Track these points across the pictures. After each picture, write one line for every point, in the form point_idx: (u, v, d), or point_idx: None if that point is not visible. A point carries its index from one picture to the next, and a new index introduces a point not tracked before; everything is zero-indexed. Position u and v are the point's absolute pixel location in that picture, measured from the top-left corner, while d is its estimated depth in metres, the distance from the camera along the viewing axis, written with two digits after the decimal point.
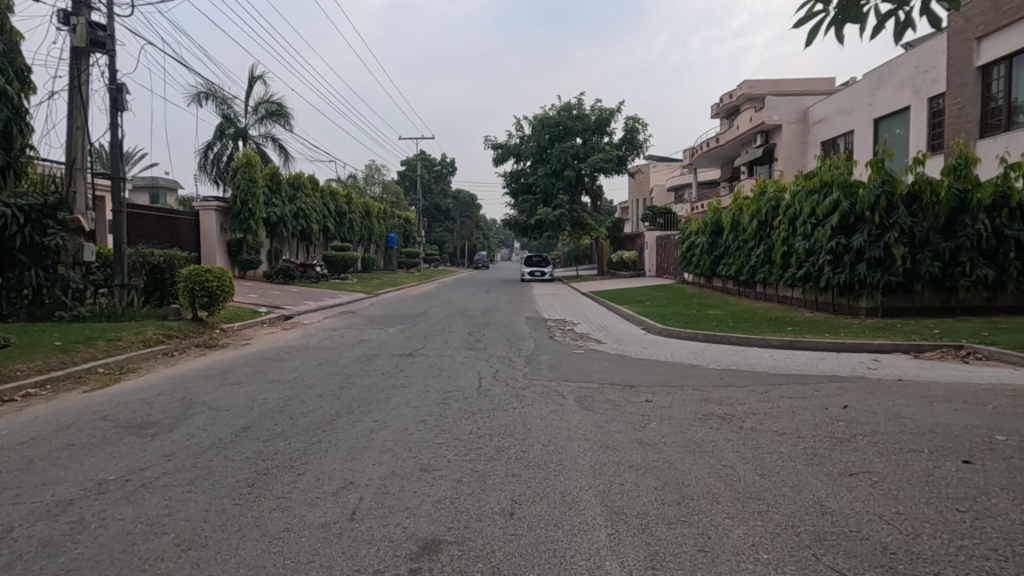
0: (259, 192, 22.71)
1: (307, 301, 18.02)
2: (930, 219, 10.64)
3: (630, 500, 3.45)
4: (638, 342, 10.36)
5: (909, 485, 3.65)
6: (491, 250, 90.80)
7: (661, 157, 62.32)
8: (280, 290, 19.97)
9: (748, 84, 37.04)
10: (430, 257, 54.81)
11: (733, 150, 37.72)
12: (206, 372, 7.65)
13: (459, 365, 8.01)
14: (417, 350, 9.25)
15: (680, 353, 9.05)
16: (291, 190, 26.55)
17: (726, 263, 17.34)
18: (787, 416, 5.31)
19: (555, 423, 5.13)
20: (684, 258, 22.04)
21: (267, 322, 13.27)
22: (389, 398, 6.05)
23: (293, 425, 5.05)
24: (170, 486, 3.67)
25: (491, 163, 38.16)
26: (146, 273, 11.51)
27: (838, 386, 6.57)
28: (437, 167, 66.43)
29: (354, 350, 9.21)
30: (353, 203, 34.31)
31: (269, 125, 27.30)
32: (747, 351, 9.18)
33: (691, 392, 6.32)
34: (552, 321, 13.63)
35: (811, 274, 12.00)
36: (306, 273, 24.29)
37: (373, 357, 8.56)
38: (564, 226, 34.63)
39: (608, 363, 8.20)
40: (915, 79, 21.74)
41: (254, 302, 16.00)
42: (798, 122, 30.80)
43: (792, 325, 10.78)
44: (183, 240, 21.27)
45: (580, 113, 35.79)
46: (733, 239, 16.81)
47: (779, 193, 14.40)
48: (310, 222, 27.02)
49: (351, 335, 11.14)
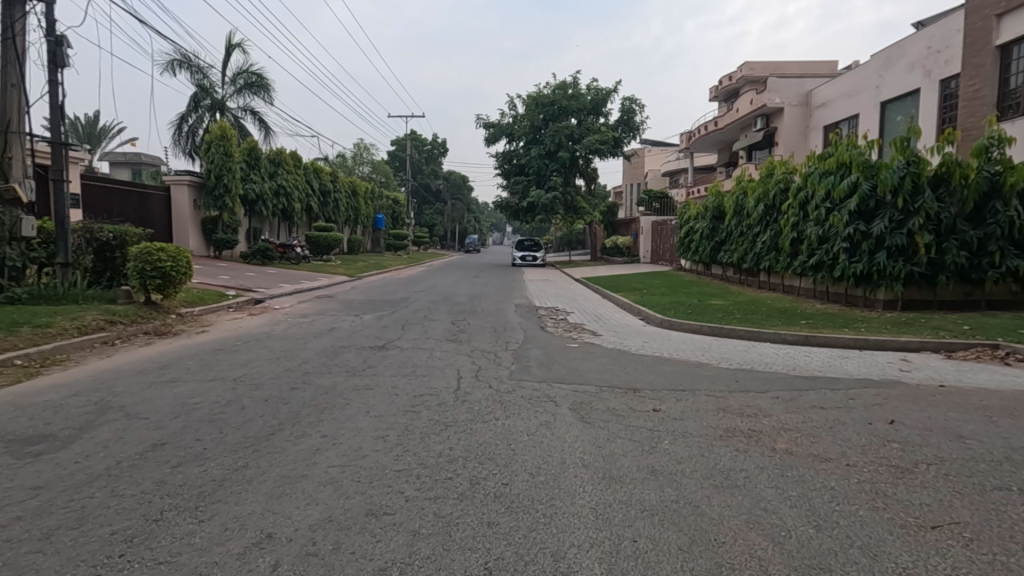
0: (236, 167, 21.39)
1: (283, 283, 16.93)
2: (957, 204, 9.72)
3: (649, 572, 2.52)
4: (637, 335, 9.42)
5: (1016, 547, 2.74)
6: (482, 234, 89.51)
7: (656, 142, 61.30)
8: (256, 271, 18.83)
9: (748, 66, 35.93)
10: (419, 239, 53.53)
11: (731, 134, 36.70)
12: (143, 366, 6.60)
13: (437, 361, 7.04)
14: (393, 341, 8.28)
15: (684, 348, 8.13)
16: (271, 166, 25.22)
17: (727, 250, 16.47)
18: (824, 435, 4.40)
19: (544, 441, 4.18)
20: (682, 244, 21.13)
21: (234, 306, 12.18)
22: (347, 403, 5.06)
23: (218, 442, 4.03)
24: (14, 543, 2.65)
25: (483, 143, 36.89)
26: (93, 251, 10.33)
27: (874, 392, 5.66)
28: (427, 147, 64.82)
29: (321, 342, 8.19)
30: (338, 182, 32.94)
31: (248, 97, 25.87)
32: (759, 347, 8.26)
33: (706, 399, 5.38)
34: (543, 309, 12.66)
35: (824, 263, 11.15)
36: (285, 255, 22.97)
37: (341, 349, 7.57)
38: (558, 209, 33.49)
39: (606, 359, 7.27)
40: (927, 60, 20.72)
41: (224, 284, 14.88)
42: (800, 105, 29.78)
43: (805, 317, 9.93)
44: (151, 216, 20.09)
45: (575, 92, 34.51)
46: (735, 224, 15.90)
47: (788, 175, 13.51)
48: (292, 201, 25.74)
49: (321, 323, 10.11)
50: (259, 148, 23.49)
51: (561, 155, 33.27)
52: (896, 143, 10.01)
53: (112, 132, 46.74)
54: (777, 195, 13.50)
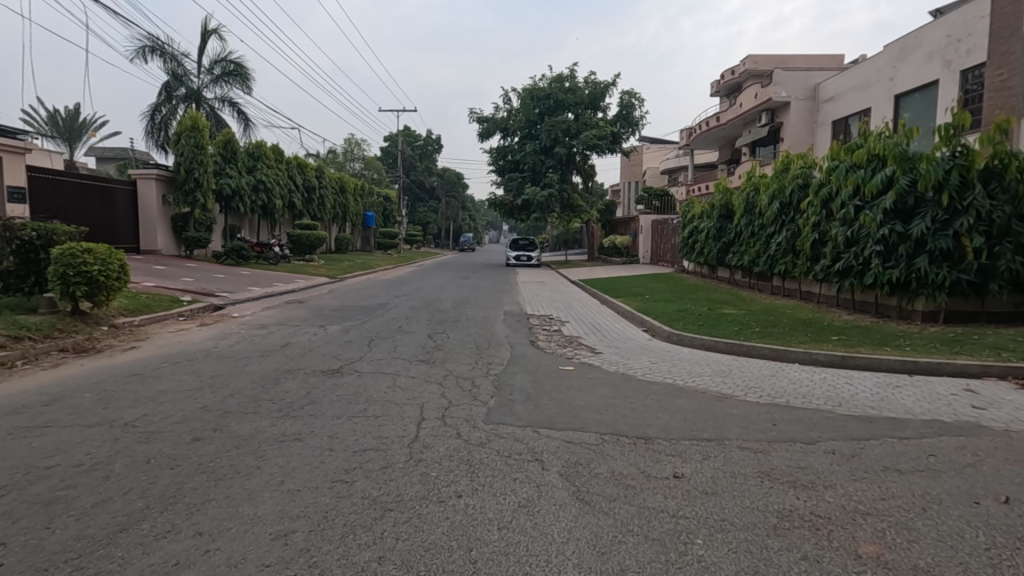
0: (209, 160, 19.98)
1: (253, 286, 15.57)
2: (1012, 201, 8.43)
3: None
4: (642, 352, 8.08)
5: None
6: (478, 232, 88.20)
7: (655, 139, 60.10)
8: (226, 272, 17.42)
9: (751, 60, 34.70)
10: (412, 237, 52.17)
11: (734, 130, 35.44)
12: (24, 401, 5.21)
13: (400, 392, 5.68)
14: (353, 362, 6.92)
15: (701, 372, 6.78)
16: (249, 160, 23.82)
17: (736, 252, 15.22)
18: (920, 526, 3.09)
19: (524, 546, 2.84)
20: (685, 245, 19.86)
21: (186, 314, 10.79)
22: (257, 468, 3.71)
23: (27, 552, 2.67)
24: None
25: (477, 138, 35.56)
26: (14, 252, 8.91)
27: (959, 444, 4.34)
28: (420, 144, 63.35)
29: (265, 363, 6.82)
30: (325, 178, 31.53)
31: (226, 86, 24.39)
32: (790, 370, 6.93)
33: (742, 458, 4.06)
34: (535, 319, 11.31)
35: (852, 268, 9.89)
36: (262, 254, 21.63)
37: (286, 375, 6.20)
38: (553, 207, 32.16)
39: (607, 389, 5.93)
40: (946, 49, 19.45)
41: (183, 287, 13.45)
42: (807, 100, 28.50)
43: (836, 332, 8.61)
44: (116, 212, 18.67)
45: (573, 85, 33.17)
46: (745, 224, 14.64)
47: (807, 169, 12.24)
48: (272, 197, 24.35)
49: (278, 337, 8.76)
50: (235, 141, 22.08)
51: (558, 151, 31.96)
52: (940, 131, 8.74)
53: (94, 126, 45.19)
54: (796, 191, 12.22)
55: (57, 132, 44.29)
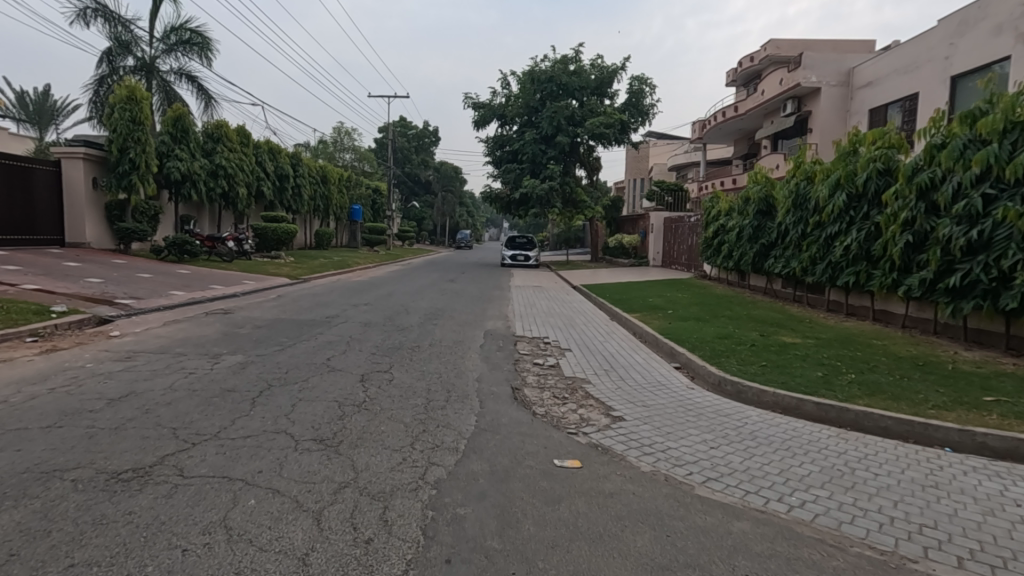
0: (150, 138, 16.98)
1: (180, 290, 12.57)
2: None
3: None
4: (686, 419, 5.10)
5: None
6: (476, 229, 85.29)
7: (662, 135, 57.19)
8: (156, 272, 14.44)
9: (773, 45, 31.79)
10: (403, 233, 49.19)
11: (752, 121, 32.55)
12: None
13: (215, 553, 2.69)
14: (191, 449, 3.92)
15: (808, 480, 3.78)
16: (207, 142, 20.89)
17: (780, 258, 12.30)
18: None
19: None
20: (708, 247, 16.95)
21: (41, 333, 7.76)
22: None
23: None
24: None
25: (472, 126, 32.66)
26: None
27: None
28: (414, 134, 60.23)
29: (31, 448, 3.83)
30: (302, 166, 28.56)
31: (183, 58, 21.46)
32: (954, 473, 3.96)
33: None
34: (523, 345, 8.40)
35: (979, 285, 6.98)
36: (214, 249, 18.68)
37: (26, 489, 3.21)
38: (554, 201, 29.18)
39: (647, 540, 2.95)
40: (1021, 20, 16.52)
41: (73, 293, 10.41)
42: (840, 86, 25.49)
43: (981, 384, 5.59)
44: (34, 198, 15.68)
45: (578, 67, 30.10)
46: (794, 222, 11.72)
47: (889, 151, 9.27)
48: (234, 184, 21.44)
49: (127, 379, 5.73)
50: (187, 118, 19.13)
51: (559, 140, 28.97)
52: None
53: (66, 108, 42.09)
54: (873, 179, 9.27)
55: (26, 114, 41.05)
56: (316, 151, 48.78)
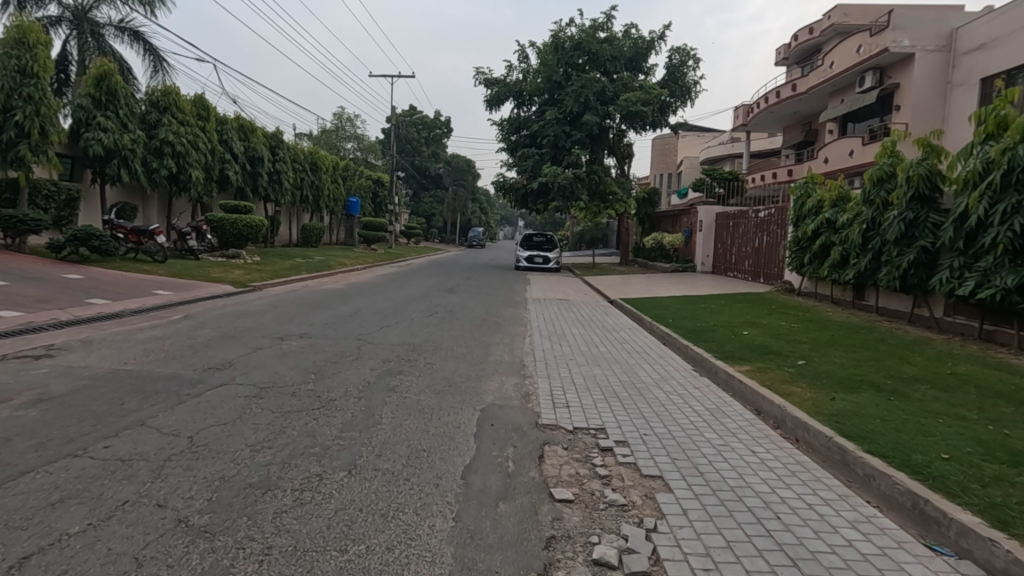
0: (49, 96, 12.71)
1: (20, 307, 8.21)
2: None
3: None
4: None
5: None
6: (491, 225, 80.73)
7: (694, 128, 52.30)
8: (23, 276, 10.16)
9: (839, 12, 26.77)
10: (409, 230, 44.92)
11: (811, 103, 27.65)
12: None
13: None
14: None
15: None
16: (150, 110, 16.68)
17: (965, 271, 7.62)
18: None
19: None
20: (804, 252, 12.24)
21: None
22: None
23: None
24: None
25: (484, 106, 28.21)
26: None
27: None
28: (424, 126, 56.11)
29: None
30: (282, 149, 24.32)
31: (125, 7, 17.29)
32: None
33: None
34: (552, 466, 3.86)
35: None
36: (140, 245, 14.30)
37: None
38: (579, 193, 24.56)
39: None
40: None
41: None
42: (939, 51, 20.52)
43: None
44: None
45: (609, 35, 25.43)
46: (1004, 211, 6.96)
47: None
48: (185, 165, 17.11)
49: None
50: (115, 78, 14.99)
51: (587, 120, 24.38)
52: None
53: None
54: None
55: None
56: (316, 140, 44.75)
